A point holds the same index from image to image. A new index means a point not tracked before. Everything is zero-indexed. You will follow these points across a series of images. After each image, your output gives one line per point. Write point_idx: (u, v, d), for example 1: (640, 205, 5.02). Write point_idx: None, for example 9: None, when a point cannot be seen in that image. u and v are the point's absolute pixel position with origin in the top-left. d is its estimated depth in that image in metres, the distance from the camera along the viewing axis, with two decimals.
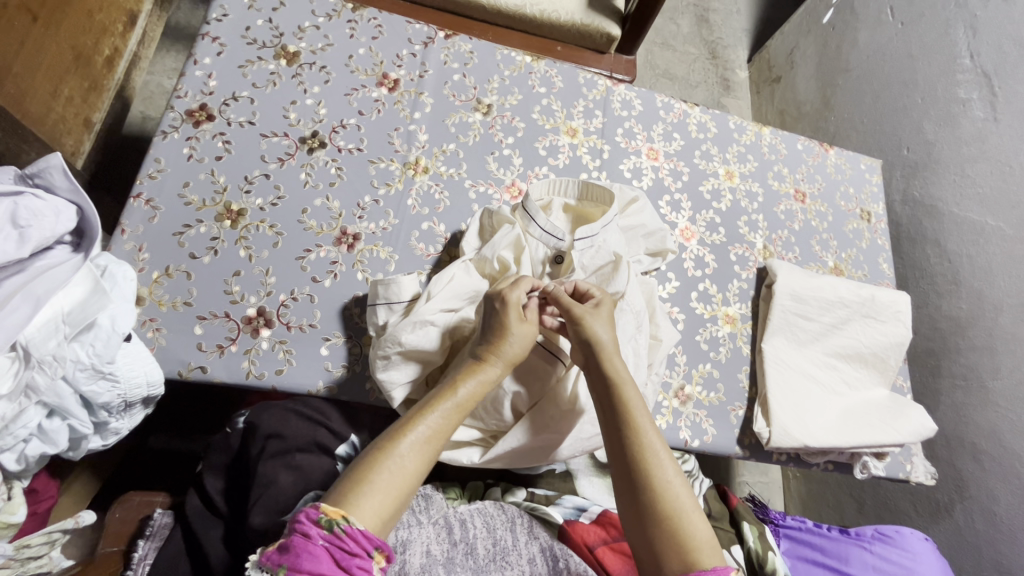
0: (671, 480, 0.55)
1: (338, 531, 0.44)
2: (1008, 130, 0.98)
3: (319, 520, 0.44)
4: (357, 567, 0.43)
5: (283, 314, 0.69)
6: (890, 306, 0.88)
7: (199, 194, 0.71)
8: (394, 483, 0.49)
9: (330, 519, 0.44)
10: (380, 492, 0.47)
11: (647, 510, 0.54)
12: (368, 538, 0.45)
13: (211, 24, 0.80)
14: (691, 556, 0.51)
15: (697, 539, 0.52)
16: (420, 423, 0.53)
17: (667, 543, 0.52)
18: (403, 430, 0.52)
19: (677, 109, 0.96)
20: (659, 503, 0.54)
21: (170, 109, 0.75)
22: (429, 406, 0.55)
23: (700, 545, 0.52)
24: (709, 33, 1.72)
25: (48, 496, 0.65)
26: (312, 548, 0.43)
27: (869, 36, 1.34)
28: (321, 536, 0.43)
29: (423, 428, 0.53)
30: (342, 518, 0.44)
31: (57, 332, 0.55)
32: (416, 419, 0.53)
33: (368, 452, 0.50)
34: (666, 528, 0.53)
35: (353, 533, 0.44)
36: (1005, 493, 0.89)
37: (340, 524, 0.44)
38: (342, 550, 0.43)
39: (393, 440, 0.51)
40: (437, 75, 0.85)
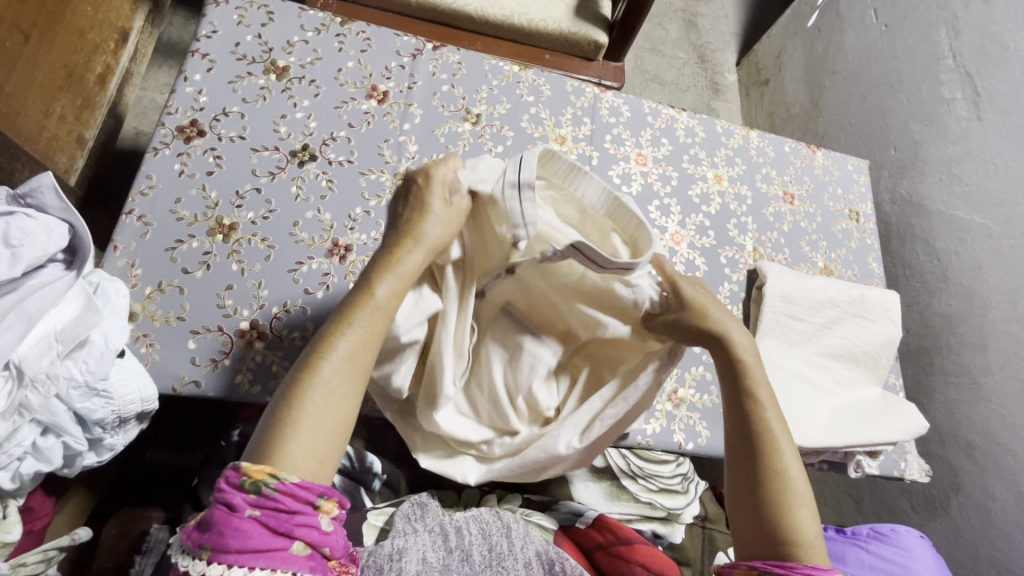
0: (790, 469, 0.52)
1: (267, 492, 0.37)
2: (993, 128, 1.00)
3: (241, 484, 0.37)
4: (297, 527, 0.38)
5: (276, 327, 0.70)
6: (880, 305, 0.89)
7: (191, 209, 0.72)
8: (323, 413, 0.41)
9: (254, 481, 0.37)
10: (307, 430, 0.40)
11: (756, 494, 0.51)
12: (305, 489, 0.39)
13: (201, 41, 0.81)
14: (794, 551, 0.48)
15: (804, 534, 0.49)
16: (338, 341, 0.44)
17: (773, 529, 0.49)
18: (317, 356, 0.43)
19: (665, 114, 0.97)
20: (773, 486, 0.51)
21: (161, 126, 0.75)
22: (343, 318, 0.45)
23: (809, 540, 0.49)
24: (698, 37, 1.74)
25: (44, 514, 0.65)
26: (238, 522, 0.36)
27: (855, 38, 1.36)
28: (247, 506, 0.37)
29: (342, 345, 0.44)
30: (270, 477, 0.38)
31: (50, 350, 0.55)
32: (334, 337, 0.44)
33: (287, 389, 0.42)
34: (774, 512, 0.50)
35: (286, 489, 0.38)
36: (999, 489, 0.90)
37: (268, 484, 0.37)
38: (276, 515, 0.37)
39: (310, 366, 0.43)
40: (425, 86, 0.86)
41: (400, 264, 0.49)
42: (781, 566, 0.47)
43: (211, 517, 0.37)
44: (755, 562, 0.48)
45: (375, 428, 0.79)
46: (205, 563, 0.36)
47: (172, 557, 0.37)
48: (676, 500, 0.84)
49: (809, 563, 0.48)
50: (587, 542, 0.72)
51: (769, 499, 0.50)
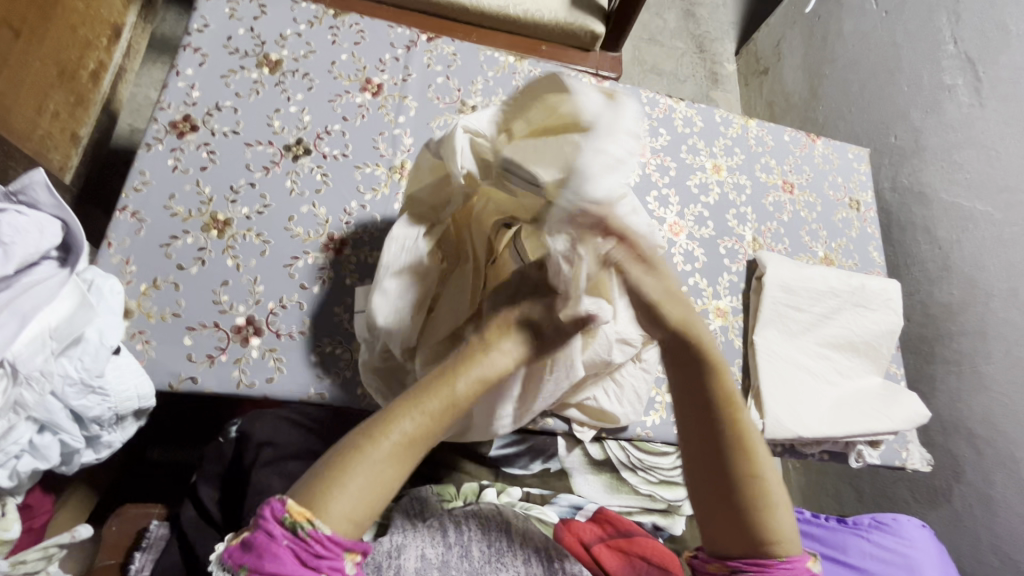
0: (766, 472, 0.54)
1: (303, 534, 0.39)
2: (994, 114, 0.99)
3: (282, 517, 0.39)
4: (325, 567, 0.39)
5: (272, 323, 0.69)
6: (880, 294, 0.89)
7: (185, 204, 0.72)
8: (371, 483, 0.42)
9: (293, 520, 0.39)
10: (353, 495, 0.41)
11: (739, 503, 0.53)
12: (335, 541, 0.39)
13: (192, 34, 0.80)
14: (775, 548, 0.52)
15: (783, 532, 0.53)
16: (403, 415, 0.44)
17: (755, 533, 0.52)
18: (383, 425, 0.44)
19: (662, 104, 0.96)
20: (752, 492, 0.53)
21: (154, 121, 0.74)
22: (416, 399, 0.45)
23: (786, 537, 0.53)
24: (696, 27, 1.72)
25: (43, 511, 0.65)
26: (275, 548, 0.38)
27: (854, 25, 1.35)
28: (285, 537, 0.39)
29: (407, 425, 0.44)
30: (307, 521, 0.39)
31: (44, 347, 0.55)
32: (403, 410, 0.45)
33: (346, 442, 0.43)
34: (759, 517, 0.53)
35: (319, 536, 0.39)
36: (1002, 478, 0.90)
37: (304, 527, 0.39)
38: (308, 552, 0.39)
39: (373, 433, 0.43)
40: (420, 78, 0.86)
41: (490, 365, 0.48)
42: (763, 564, 0.51)
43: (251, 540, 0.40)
44: (732, 561, 0.53)
45: None
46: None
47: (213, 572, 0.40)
48: (677, 492, 0.83)
49: (787, 556, 0.52)
50: (588, 536, 0.71)
51: (750, 506, 0.53)
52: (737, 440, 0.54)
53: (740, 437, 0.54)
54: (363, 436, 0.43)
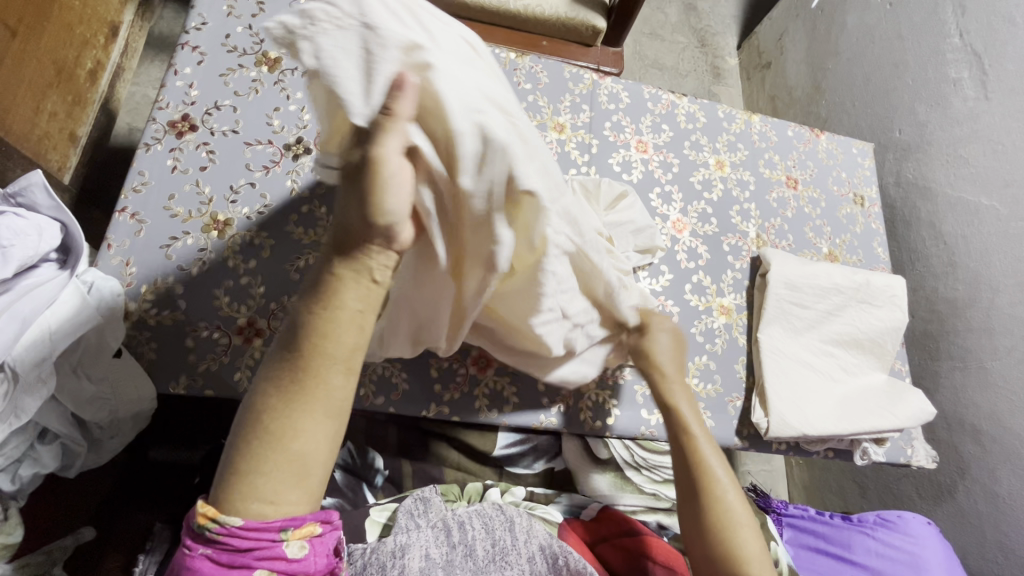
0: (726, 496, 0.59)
1: (210, 535, 0.37)
2: (1001, 108, 0.98)
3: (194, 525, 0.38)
4: (255, 560, 0.37)
5: (274, 324, 0.69)
6: (885, 291, 0.88)
7: (185, 205, 0.71)
8: (287, 464, 0.37)
9: (200, 524, 0.37)
10: (259, 476, 0.36)
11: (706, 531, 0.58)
12: (255, 530, 0.37)
13: (190, 33, 0.79)
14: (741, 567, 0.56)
15: (748, 551, 0.56)
16: (286, 375, 0.37)
17: (719, 555, 0.57)
18: (268, 394, 0.37)
19: (665, 100, 0.95)
20: (715, 518, 0.58)
21: (152, 121, 0.74)
22: (292, 350, 0.37)
23: (751, 556, 0.56)
24: (698, 21, 1.71)
25: (44, 514, 0.66)
26: (191, 560, 0.37)
27: (858, 19, 1.33)
28: (198, 546, 0.37)
29: (296, 383, 0.37)
30: (210, 521, 0.36)
31: (45, 351, 0.54)
32: (285, 366, 0.37)
33: (242, 428, 0.37)
34: (723, 541, 0.57)
35: (228, 532, 0.36)
36: (1007, 475, 0.89)
37: (210, 528, 0.36)
38: (227, 552, 0.37)
39: (260, 406, 0.37)
40: None
41: (339, 290, 0.38)
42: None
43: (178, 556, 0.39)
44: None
45: (377, 423, 0.78)
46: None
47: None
48: None
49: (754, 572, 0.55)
50: (594, 534, 0.71)
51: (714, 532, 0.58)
52: (701, 469, 0.60)
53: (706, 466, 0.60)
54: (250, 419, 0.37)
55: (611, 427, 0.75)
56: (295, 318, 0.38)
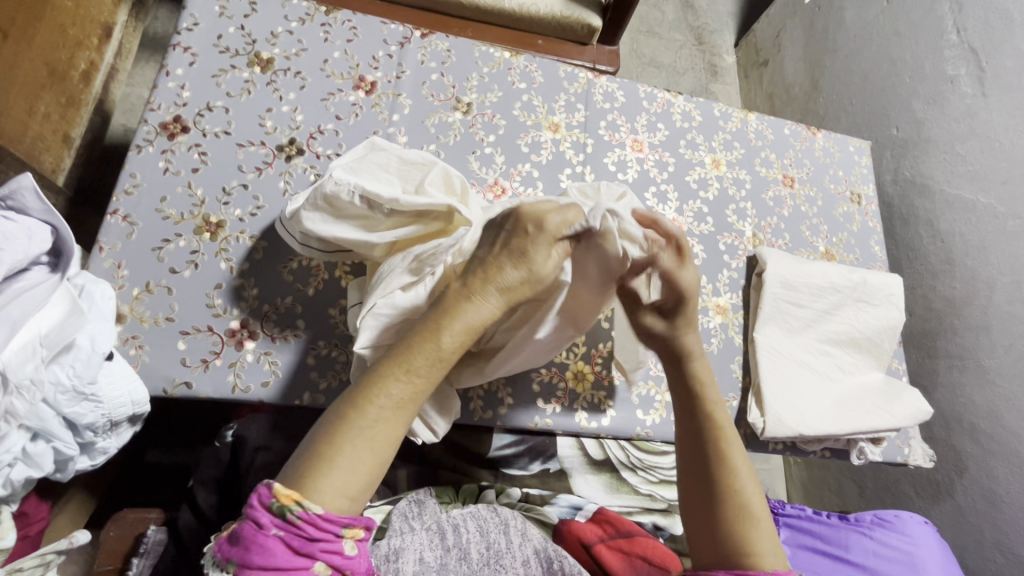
0: (745, 491, 0.59)
1: (291, 518, 0.42)
2: (999, 105, 0.97)
3: (272, 506, 0.43)
4: (320, 550, 0.42)
5: (267, 326, 0.69)
6: (882, 289, 0.88)
7: (177, 207, 0.71)
8: (358, 460, 0.45)
9: (282, 505, 0.42)
10: (342, 472, 0.44)
11: (722, 514, 0.58)
12: (329, 521, 0.43)
13: (182, 33, 0.79)
14: (754, 561, 0.55)
15: (761, 548, 0.56)
16: (391, 385, 0.48)
17: (730, 541, 0.56)
18: (367, 399, 0.47)
19: (661, 99, 0.95)
20: (731, 502, 0.58)
21: (144, 123, 0.74)
22: (398, 360, 0.49)
23: (764, 553, 0.55)
24: (695, 18, 1.70)
25: (39, 518, 0.65)
26: (264, 540, 0.42)
27: (855, 16, 1.33)
28: (273, 527, 0.42)
29: (393, 390, 0.48)
30: (295, 503, 0.42)
31: (34, 355, 0.54)
32: (389, 370, 0.49)
33: (337, 413, 0.47)
34: (737, 529, 0.57)
35: (310, 517, 0.42)
36: (1005, 473, 0.89)
37: (293, 510, 0.42)
38: (300, 537, 0.42)
39: (360, 408, 0.47)
40: (414, 75, 0.84)
41: (463, 308, 0.52)
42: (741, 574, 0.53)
43: (243, 531, 0.43)
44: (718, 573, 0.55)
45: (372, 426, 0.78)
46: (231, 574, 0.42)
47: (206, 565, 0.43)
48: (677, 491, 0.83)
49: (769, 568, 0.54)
50: (587, 536, 0.70)
51: (726, 515, 0.58)
52: (723, 459, 0.61)
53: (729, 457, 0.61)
54: (353, 408, 0.47)
55: (607, 427, 0.75)
56: (408, 339, 0.50)
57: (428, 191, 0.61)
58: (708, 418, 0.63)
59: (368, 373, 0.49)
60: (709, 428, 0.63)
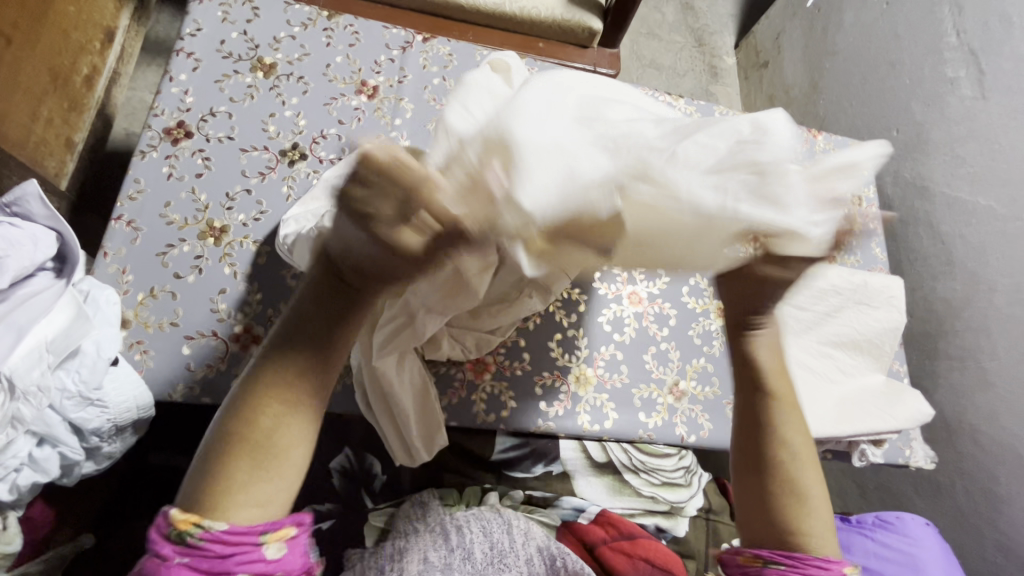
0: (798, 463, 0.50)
1: (193, 541, 0.35)
2: (998, 107, 0.97)
3: (170, 533, 0.36)
4: (236, 564, 0.36)
5: (271, 331, 0.69)
6: (883, 291, 0.88)
7: (181, 212, 0.71)
8: (269, 451, 0.38)
9: (180, 531, 0.36)
10: (256, 480, 0.38)
11: (771, 488, 0.49)
12: (239, 533, 0.36)
13: (185, 39, 0.79)
14: (802, 542, 0.47)
15: (811, 528, 0.48)
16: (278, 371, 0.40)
17: (780, 515, 0.48)
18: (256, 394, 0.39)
19: (661, 102, 0.95)
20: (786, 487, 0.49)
21: (147, 128, 0.74)
22: (303, 326, 0.41)
23: (814, 534, 0.47)
24: (695, 20, 1.71)
25: (44, 523, 0.65)
26: (168, 572, 0.35)
27: (855, 18, 1.33)
28: (177, 554, 0.36)
29: (299, 365, 0.40)
30: (195, 526, 0.36)
31: (41, 361, 0.55)
32: (269, 367, 0.40)
33: (230, 425, 0.39)
34: (789, 505, 0.49)
35: (213, 536, 0.36)
36: (1005, 475, 0.89)
37: (193, 533, 0.36)
38: (208, 559, 0.35)
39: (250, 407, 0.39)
40: (416, 79, 0.85)
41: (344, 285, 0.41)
42: (787, 556, 0.46)
43: (148, 568, 0.36)
44: (762, 551, 0.47)
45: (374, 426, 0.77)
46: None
47: None
48: (679, 493, 0.83)
49: (819, 555, 0.46)
50: (591, 537, 0.71)
51: (775, 487, 0.49)
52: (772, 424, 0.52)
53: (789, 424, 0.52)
54: (241, 423, 0.38)
55: (609, 430, 0.75)
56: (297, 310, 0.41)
57: None
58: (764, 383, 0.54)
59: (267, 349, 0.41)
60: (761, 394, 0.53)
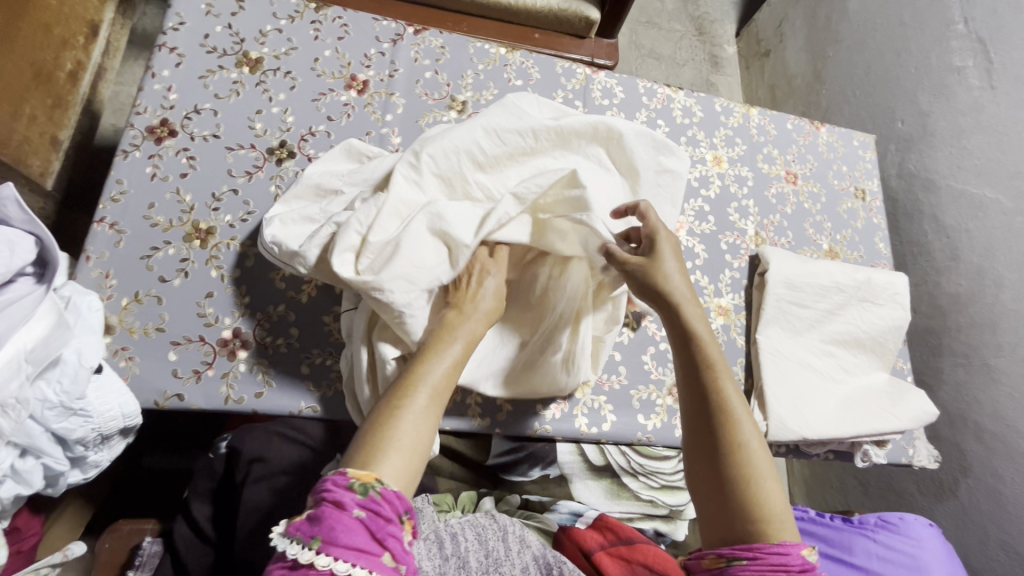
0: (753, 450, 0.53)
1: (374, 495, 0.39)
2: (1007, 98, 0.95)
3: (352, 484, 0.39)
4: (388, 537, 0.39)
5: (260, 335, 0.67)
6: (887, 288, 0.86)
7: (165, 214, 0.69)
8: (412, 436, 0.45)
9: (362, 483, 0.40)
10: (401, 448, 0.43)
11: (728, 477, 0.52)
12: (400, 500, 0.41)
13: (168, 33, 0.76)
14: (760, 527, 0.50)
15: (768, 512, 0.50)
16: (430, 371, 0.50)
17: (736, 503, 0.51)
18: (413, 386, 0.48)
19: (661, 94, 0.93)
20: (735, 463, 0.52)
21: (130, 127, 0.72)
22: (432, 359, 0.51)
23: (773, 518, 0.50)
24: (695, 8, 1.67)
25: (31, 533, 0.63)
26: (347, 520, 0.38)
27: (859, 5, 1.30)
28: (356, 505, 0.39)
29: (430, 386, 0.49)
30: (376, 481, 0.40)
31: (19, 372, 0.52)
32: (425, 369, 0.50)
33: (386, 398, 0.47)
34: (745, 493, 0.51)
35: (388, 497, 0.40)
36: (1010, 473, 0.88)
37: (375, 487, 0.40)
38: (378, 520, 0.39)
39: (407, 393, 0.47)
40: (407, 73, 0.82)
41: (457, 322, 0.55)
42: (748, 550, 0.48)
43: (320, 514, 0.38)
44: (722, 551, 0.50)
45: None
46: (315, 552, 0.37)
47: (277, 546, 0.38)
48: (678, 496, 0.81)
49: (775, 538, 0.49)
50: (588, 543, 0.70)
51: (735, 477, 0.52)
52: (727, 413, 0.54)
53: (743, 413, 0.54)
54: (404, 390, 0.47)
55: (607, 433, 0.74)
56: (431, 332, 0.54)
57: (384, 223, 0.58)
58: (710, 366, 0.56)
59: (402, 375, 0.49)
60: (709, 378, 0.56)
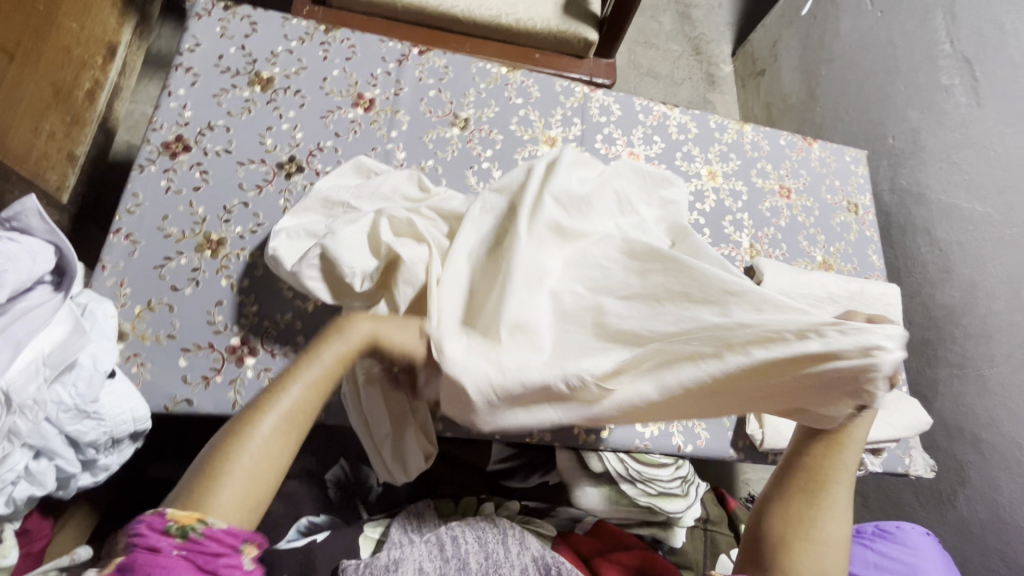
0: (824, 522, 0.56)
1: (195, 535, 0.41)
2: (993, 115, 0.98)
3: (168, 528, 0.40)
4: (223, 566, 0.41)
5: (268, 342, 0.69)
6: (881, 299, 0.88)
7: (178, 225, 0.72)
8: (254, 465, 0.45)
9: (180, 526, 0.41)
10: (234, 485, 0.44)
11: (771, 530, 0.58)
12: (232, 534, 0.42)
13: (184, 54, 0.80)
14: None
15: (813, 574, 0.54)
16: (282, 396, 0.48)
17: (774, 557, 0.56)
18: (260, 409, 0.47)
19: (656, 112, 0.96)
20: (798, 527, 0.56)
21: (147, 143, 0.75)
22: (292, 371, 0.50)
23: None
24: (691, 29, 1.72)
25: (40, 536, 0.65)
26: (163, 561, 0.39)
27: (850, 26, 1.34)
28: (173, 547, 0.40)
29: (285, 400, 0.48)
30: (195, 522, 0.41)
31: (37, 374, 0.55)
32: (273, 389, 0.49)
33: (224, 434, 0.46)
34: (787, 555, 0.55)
35: (213, 533, 0.41)
36: (1007, 482, 0.88)
37: (194, 528, 0.41)
38: (204, 554, 0.40)
39: (249, 421, 0.47)
40: (412, 92, 0.86)
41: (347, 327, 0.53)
42: None
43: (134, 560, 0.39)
44: None
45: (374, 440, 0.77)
46: None
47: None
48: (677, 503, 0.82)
49: None
50: (586, 549, 0.72)
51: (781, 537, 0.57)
52: (819, 489, 0.58)
53: (821, 483, 0.58)
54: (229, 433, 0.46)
55: (606, 440, 0.75)
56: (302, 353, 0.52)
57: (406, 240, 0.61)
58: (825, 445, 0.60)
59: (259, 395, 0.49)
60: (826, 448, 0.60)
